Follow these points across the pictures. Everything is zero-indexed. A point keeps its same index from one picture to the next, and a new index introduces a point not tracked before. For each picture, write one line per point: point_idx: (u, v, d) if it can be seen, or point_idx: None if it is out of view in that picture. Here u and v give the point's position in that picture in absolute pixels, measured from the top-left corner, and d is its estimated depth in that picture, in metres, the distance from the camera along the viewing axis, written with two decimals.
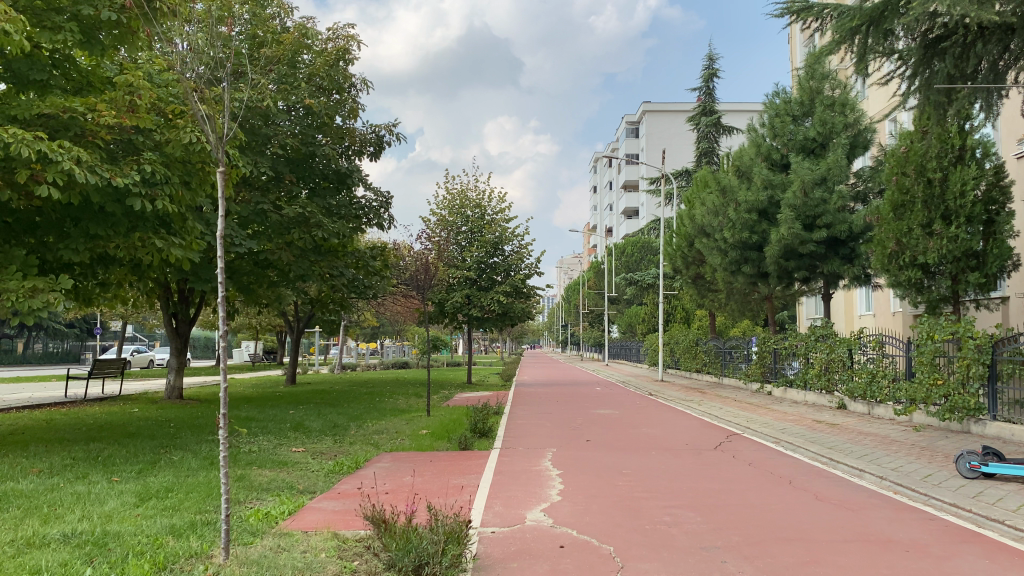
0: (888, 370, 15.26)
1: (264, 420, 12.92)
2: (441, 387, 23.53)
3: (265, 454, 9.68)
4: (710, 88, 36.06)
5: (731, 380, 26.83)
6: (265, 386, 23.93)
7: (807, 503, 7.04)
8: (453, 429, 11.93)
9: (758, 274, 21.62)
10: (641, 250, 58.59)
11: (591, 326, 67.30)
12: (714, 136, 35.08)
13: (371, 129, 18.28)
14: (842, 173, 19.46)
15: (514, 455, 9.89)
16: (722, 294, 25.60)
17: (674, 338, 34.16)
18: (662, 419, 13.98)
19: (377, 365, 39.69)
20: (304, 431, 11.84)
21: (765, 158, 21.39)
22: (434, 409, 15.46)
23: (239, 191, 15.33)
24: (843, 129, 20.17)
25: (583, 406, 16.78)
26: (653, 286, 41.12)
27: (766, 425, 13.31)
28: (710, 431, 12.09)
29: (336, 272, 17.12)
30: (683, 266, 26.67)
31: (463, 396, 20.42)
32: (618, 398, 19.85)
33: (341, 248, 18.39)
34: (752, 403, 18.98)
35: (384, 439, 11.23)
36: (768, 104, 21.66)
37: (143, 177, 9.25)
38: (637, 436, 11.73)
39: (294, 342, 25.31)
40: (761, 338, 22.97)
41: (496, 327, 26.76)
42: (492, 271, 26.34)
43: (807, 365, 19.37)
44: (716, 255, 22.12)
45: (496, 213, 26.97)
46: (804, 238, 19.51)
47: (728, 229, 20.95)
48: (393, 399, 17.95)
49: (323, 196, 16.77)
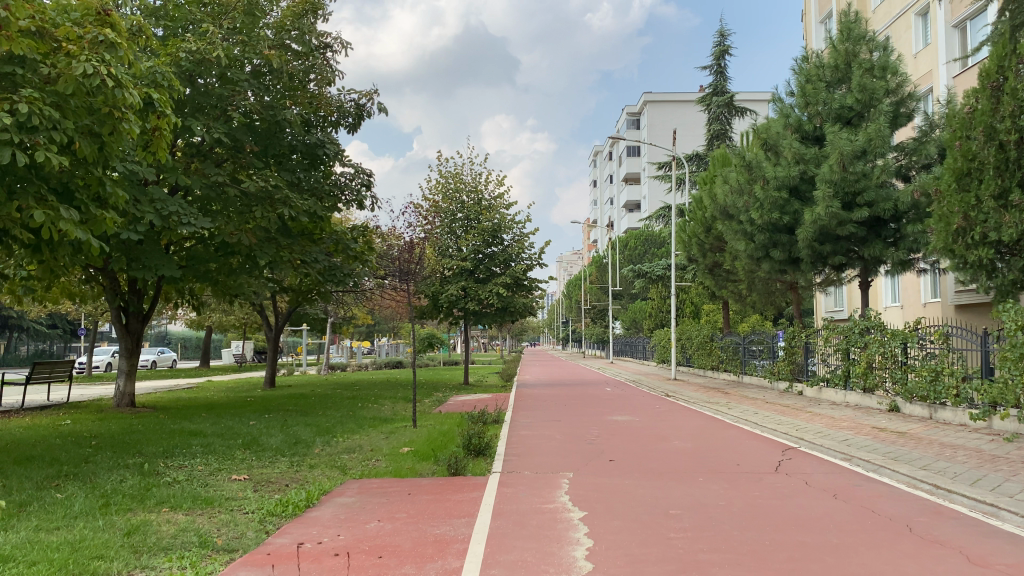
0: (955, 367, 12.99)
1: (211, 435, 10.58)
2: (435, 390, 21.23)
3: (190, 487, 7.35)
4: (721, 66, 33.80)
5: (752, 378, 24.53)
6: (240, 390, 21.60)
7: (959, 571, 4.73)
8: (443, 446, 9.61)
9: (789, 261, 19.30)
10: (644, 242, 56.38)
11: (593, 323, 64.96)
12: (727, 118, 32.79)
13: (348, 97, 16.30)
14: (884, 144, 17.18)
15: (520, 484, 7.60)
16: (744, 284, 23.27)
17: (687, 333, 31.89)
18: (693, 429, 11.69)
19: (369, 365, 37.33)
20: (255, 450, 9.54)
21: (796, 130, 19.09)
22: (424, 418, 13.15)
23: (189, 162, 13.31)
24: (884, 95, 17.89)
25: (597, 412, 14.44)
26: (660, 279, 38.83)
27: (823, 437, 10.99)
28: (760, 446, 9.79)
29: (309, 258, 14.91)
30: (699, 254, 24.37)
31: (459, 400, 18.16)
32: (634, 401, 17.51)
33: (318, 231, 16.17)
34: (787, 406, 16.66)
35: (354, 461, 8.90)
36: (796, 70, 19.44)
37: (17, 122, 7.08)
38: (668, 452, 9.50)
39: (272, 340, 22.88)
40: (790, 332, 20.63)
41: (495, 323, 24.46)
42: (490, 261, 24.05)
43: (849, 362, 17.07)
44: (740, 239, 19.78)
45: (494, 198, 24.62)
46: (844, 217, 17.25)
47: (755, 209, 18.63)
48: (377, 405, 15.63)
49: (292, 169, 14.63)
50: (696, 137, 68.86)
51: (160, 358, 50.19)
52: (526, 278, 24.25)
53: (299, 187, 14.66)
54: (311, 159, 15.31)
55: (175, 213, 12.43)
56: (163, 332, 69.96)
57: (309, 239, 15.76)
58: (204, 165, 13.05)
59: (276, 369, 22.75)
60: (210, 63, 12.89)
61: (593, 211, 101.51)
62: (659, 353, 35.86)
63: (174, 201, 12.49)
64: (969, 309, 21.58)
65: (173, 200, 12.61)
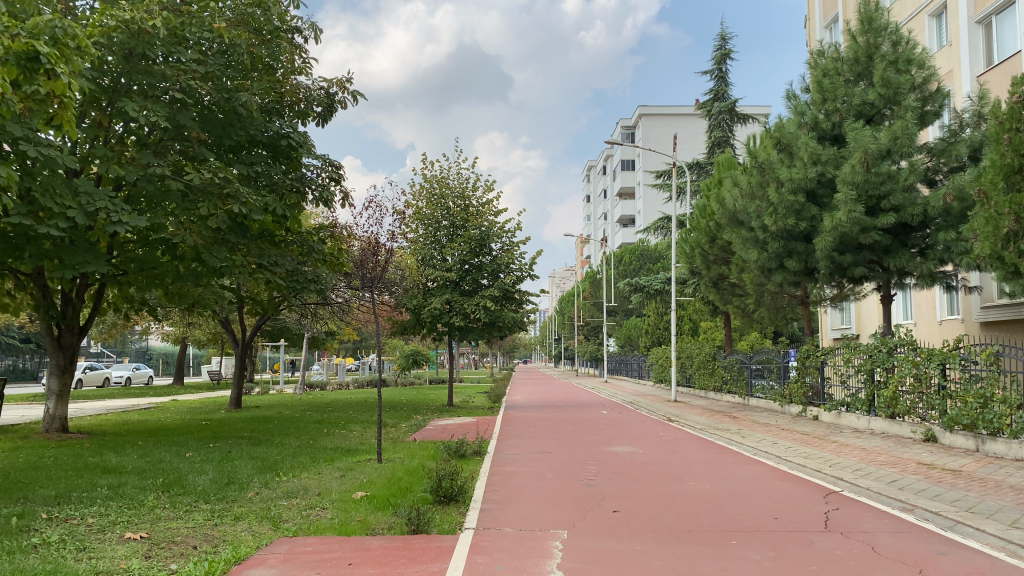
0: (1007, 393, 11.24)
1: (129, 472, 8.72)
2: (415, 412, 19.38)
3: (58, 554, 5.51)
4: (723, 71, 32.23)
5: (759, 400, 22.75)
6: (201, 412, 19.71)
7: None
8: (406, 491, 7.80)
9: (804, 272, 17.62)
10: (641, 256, 54.80)
11: (587, 340, 63.13)
12: (728, 125, 31.21)
13: (317, 84, 14.57)
14: (911, 143, 15.51)
15: (499, 549, 5.79)
16: (751, 299, 21.59)
17: (687, 351, 30.12)
18: (709, 465, 9.90)
19: (351, 383, 35.40)
20: (173, 494, 7.67)
21: (811, 130, 17.47)
22: (394, 448, 11.30)
23: (127, 151, 11.62)
24: (910, 91, 16.22)
25: (595, 442, 12.57)
26: (657, 295, 37.11)
27: (867, 477, 9.18)
28: (796, 492, 7.97)
29: (268, 261, 13.09)
30: (702, 266, 22.67)
31: (440, 424, 16.32)
32: (634, 427, 15.69)
33: (281, 232, 14.35)
34: (806, 433, 14.85)
35: (293, 512, 7.06)
36: (811, 65, 17.78)
37: None
38: (685, 499, 7.70)
39: (240, 357, 20.96)
40: (803, 351, 18.88)
41: (483, 339, 22.64)
42: (477, 272, 22.31)
43: (873, 385, 15.35)
44: (750, 248, 18.06)
45: (482, 204, 22.88)
46: (867, 223, 15.60)
47: (768, 215, 16.93)
48: (344, 432, 13.76)
49: (248, 161, 12.87)
50: (691, 150, 67.47)
51: (137, 375, 48.07)
52: (516, 291, 22.47)
53: (257, 182, 12.86)
54: (274, 152, 13.55)
55: (104, 208, 10.67)
56: (143, 348, 67.74)
57: (271, 243, 13.96)
58: (141, 154, 11.35)
59: (243, 389, 20.86)
60: (151, 36, 11.22)
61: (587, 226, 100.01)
62: (656, 372, 34.07)
63: (103, 194, 10.74)
64: (994, 327, 20.04)
65: (101, 192, 10.84)
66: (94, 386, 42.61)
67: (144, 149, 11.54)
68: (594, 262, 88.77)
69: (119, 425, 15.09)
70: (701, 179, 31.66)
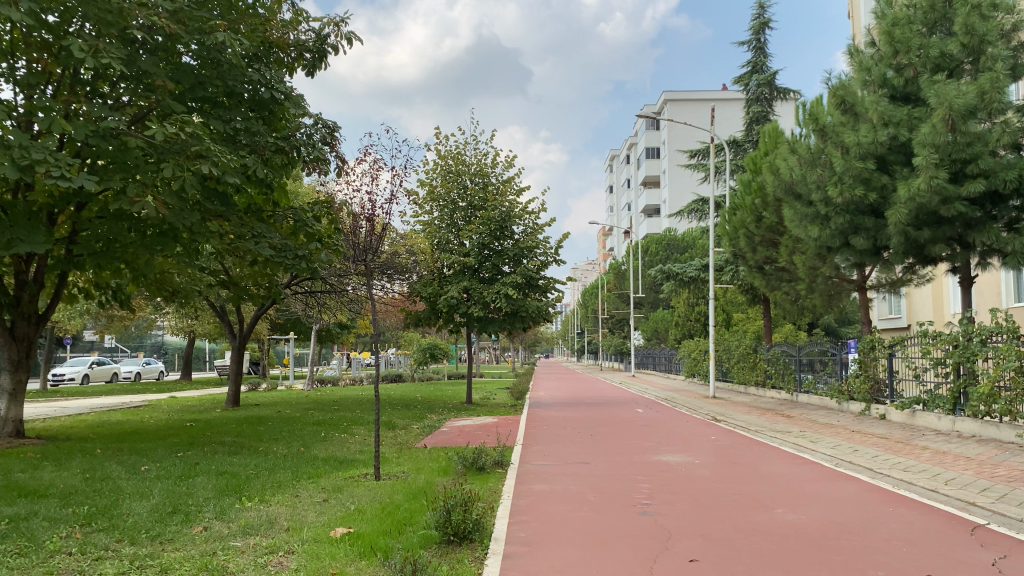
0: None
1: (53, 496, 6.77)
2: (431, 411, 17.45)
3: None
4: (761, 41, 29.89)
5: (810, 397, 20.58)
6: (195, 411, 17.92)
7: None
8: (403, 527, 5.78)
9: (872, 252, 15.41)
10: (668, 246, 52.61)
11: (611, 333, 60.94)
12: (768, 100, 28.88)
13: (306, 25, 12.67)
14: (1004, 99, 13.10)
15: None
16: (801, 284, 19.38)
17: (726, 344, 27.93)
18: (790, 485, 7.89)
19: (365, 378, 33.55)
20: (91, 531, 5.69)
21: (880, 88, 15.13)
22: (400, 460, 9.30)
23: (77, 103, 9.78)
24: (999, 39, 13.69)
25: (640, 449, 10.53)
26: (690, 284, 34.92)
27: (1008, 502, 7.02)
28: (933, 532, 5.87)
29: (250, 233, 11.23)
30: (746, 248, 20.49)
31: (458, 425, 14.37)
32: (680, 430, 13.60)
33: (269, 205, 12.47)
34: (884, 436, 12.71)
35: (244, 562, 5.07)
36: (878, 14, 15.41)
37: None
38: (784, 541, 5.66)
39: (237, 350, 19.04)
40: (867, 342, 16.71)
41: (505, 331, 20.65)
42: (497, 256, 20.32)
43: (960, 380, 13.18)
44: (808, 225, 15.88)
45: (502, 181, 20.87)
46: (951, 192, 13.36)
47: (832, 186, 14.75)
48: (344, 437, 11.85)
49: (225, 118, 11.00)
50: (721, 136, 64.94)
51: (148, 371, 46.50)
52: (540, 277, 20.43)
53: (236, 142, 10.97)
54: (259, 111, 11.70)
55: (42, 163, 8.78)
56: (157, 342, 66.33)
57: (257, 218, 12.10)
58: (92, 104, 9.51)
59: (241, 386, 19.01)
60: None
61: (609, 216, 97.64)
62: (689, 366, 31.96)
63: (42, 148, 8.87)
64: None
65: (42, 148, 8.98)
66: (102, 381, 41.28)
67: (97, 99, 9.72)
68: (617, 253, 86.44)
69: (89, 428, 13.24)
70: (738, 158, 29.41)
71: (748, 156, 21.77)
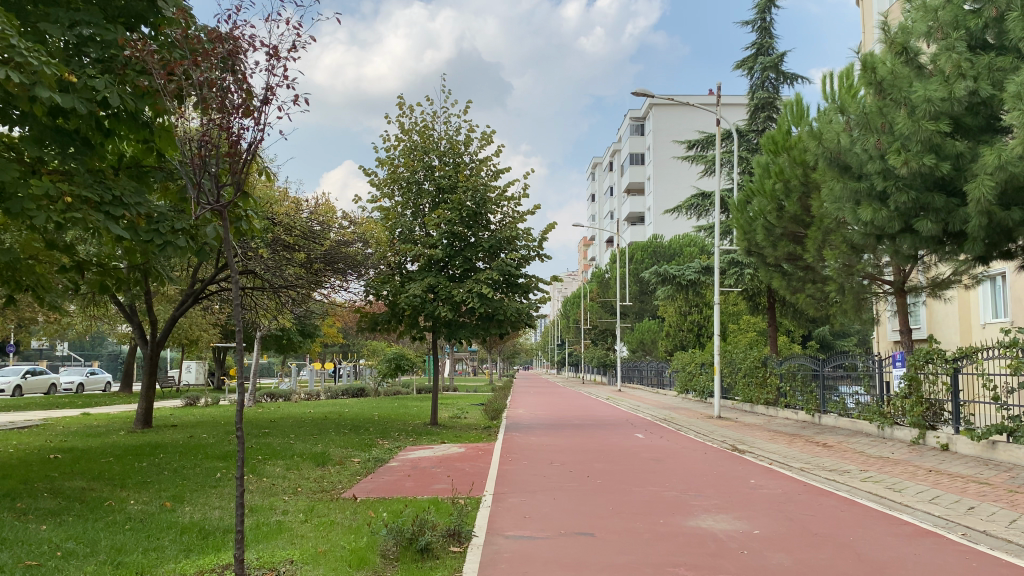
0: None
1: None
2: (384, 439, 14.08)
3: None
4: (767, 20, 26.90)
5: (837, 419, 17.43)
6: (93, 434, 14.47)
7: None
8: None
9: (936, 240, 12.27)
10: (654, 253, 49.66)
11: (595, 344, 57.74)
12: (773, 85, 25.82)
13: None
14: None
15: None
16: (831, 286, 16.22)
17: (729, 356, 24.80)
18: None
19: (324, 392, 30.01)
20: None
21: None
22: (302, 533, 5.95)
23: None
24: None
25: (666, 508, 7.19)
26: (684, 292, 31.80)
27: None
28: None
29: (106, 194, 7.82)
30: (764, 243, 17.28)
31: (414, 458, 11.09)
32: (701, 467, 10.32)
33: (151, 159, 9.11)
34: (979, 478, 9.48)
35: None
36: None
37: None
38: None
39: (149, 359, 15.55)
40: (921, 354, 13.56)
41: (480, 338, 17.38)
42: (470, 248, 16.98)
43: None
44: (857, 206, 12.70)
45: (476, 161, 17.57)
46: None
47: (894, 155, 11.56)
48: (247, 481, 8.53)
49: (63, 19, 7.62)
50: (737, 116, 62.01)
51: (93, 380, 42.42)
52: (520, 274, 17.13)
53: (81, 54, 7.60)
54: (125, 18, 8.31)
55: None
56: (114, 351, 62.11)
57: (126, 176, 8.63)
58: None
59: (154, 404, 15.52)
60: None
61: (590, 226, 94.81)
62: (683, 381, 28.76)
63: None
64: None
65: None
66: (38, 392, 37.32)
67: None
68: (600, 263, 83.50)
69: None
70: (741, 150, 26.30)
71: (765, 136, 18.58)
